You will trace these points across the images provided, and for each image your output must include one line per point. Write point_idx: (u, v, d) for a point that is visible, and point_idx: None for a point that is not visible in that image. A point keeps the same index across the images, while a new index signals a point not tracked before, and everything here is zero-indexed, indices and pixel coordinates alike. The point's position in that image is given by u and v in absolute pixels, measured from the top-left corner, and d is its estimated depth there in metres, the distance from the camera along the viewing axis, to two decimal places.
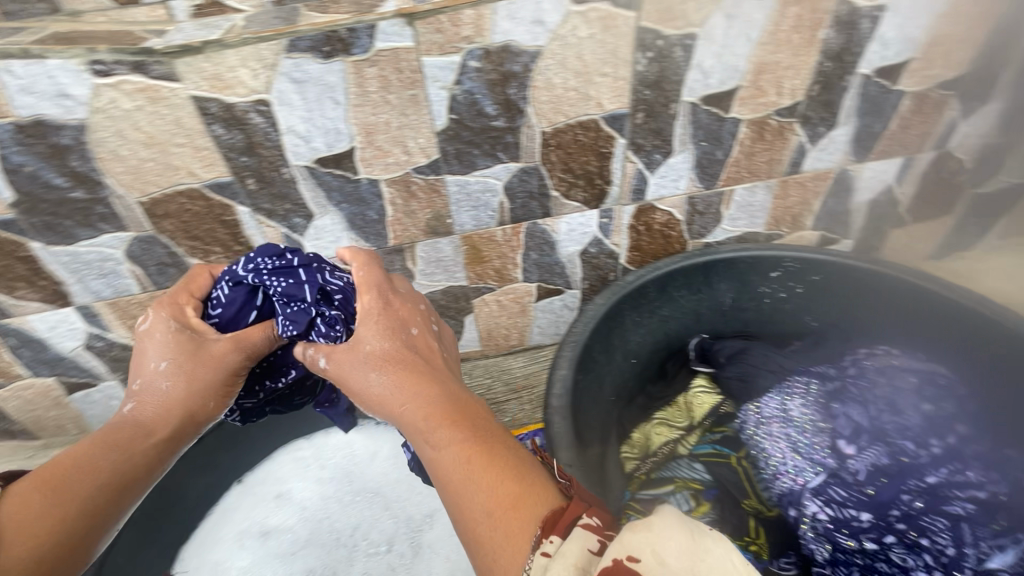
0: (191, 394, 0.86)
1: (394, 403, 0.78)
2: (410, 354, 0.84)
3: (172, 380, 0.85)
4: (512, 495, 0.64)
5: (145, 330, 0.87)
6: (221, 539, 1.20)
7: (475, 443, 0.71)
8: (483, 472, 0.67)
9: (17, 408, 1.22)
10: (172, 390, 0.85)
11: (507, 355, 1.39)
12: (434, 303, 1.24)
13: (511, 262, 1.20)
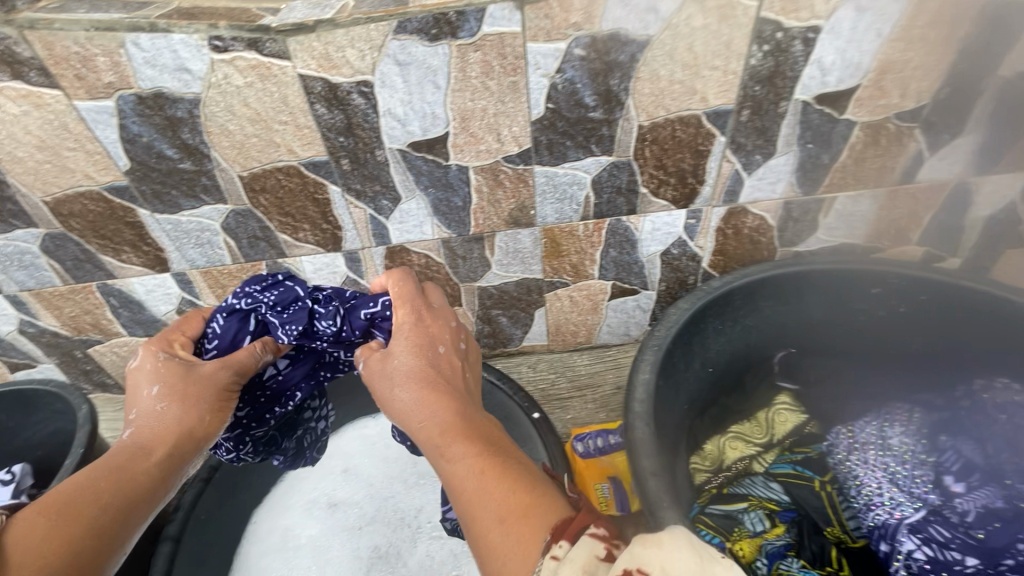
0: (185, 413, 0.85)
1: (413, 419, 0.79)
2: (438, 369, 0.83)
3: (163, 402, 0.84)
4: (525, 504, 0.67)
5: (138, 364, 0.88)
6: (289, 507, 1.18)
7: (486, 458, 0.73)
8: (495, 489, 0.69)
9: (111, 364, 1.30)
10: (164, 412, 0.84)
11: (573, 353, 1.36)
12: (507, 294, 1.23)
13: (589, 258, 1.17)
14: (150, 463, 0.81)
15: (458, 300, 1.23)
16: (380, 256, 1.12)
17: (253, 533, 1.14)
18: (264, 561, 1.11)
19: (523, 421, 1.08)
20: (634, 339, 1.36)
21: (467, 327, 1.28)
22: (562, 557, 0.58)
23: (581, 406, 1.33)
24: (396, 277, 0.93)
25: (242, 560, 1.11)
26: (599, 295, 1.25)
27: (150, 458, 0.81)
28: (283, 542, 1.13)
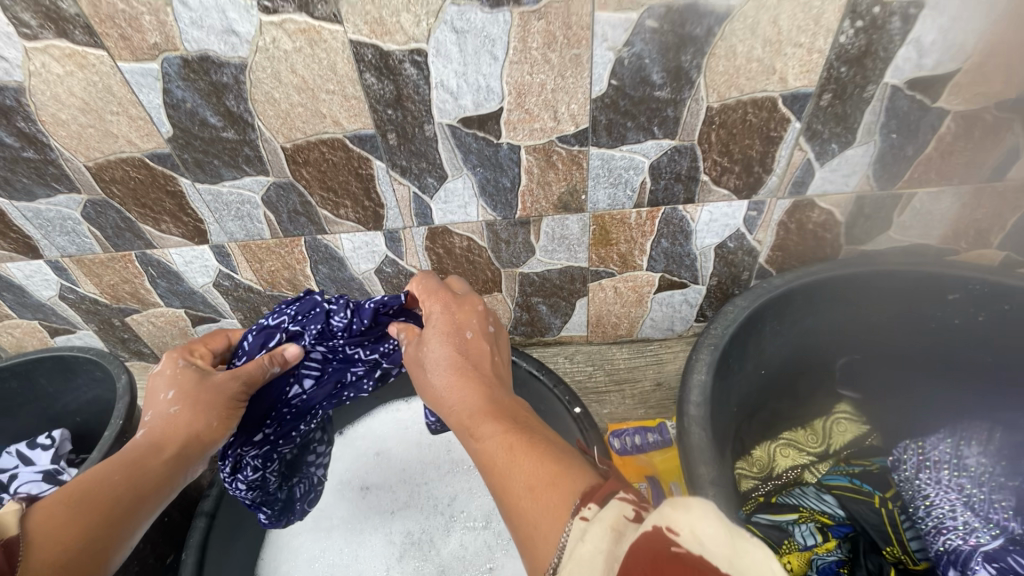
0: (198, 415, 0.82)
1: (443, 401, 0.75)
2: (469, 357, 0.79)
3: (176, 406, 0.81)
4: (554, 473, 0.61)
5: (159, 369, 0.86)
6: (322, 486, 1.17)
7: (513, 435, 0.67)
8: (523, 462, 0.63)
9: (148, 334, 1.30)
10: (178, 414, 0.81)
11: (613, 345, 1.31)
12: (549, 282, 1.18)
13: (639, 248, 1.10)
14: (161, 461, 0.78)
15: (498, 286, 1.18)
16: (421, 236, 1.08)
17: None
18: (296, 540, 1.11)
19: (563, 415, 1.04)
20: (678, 335, 1.29)
21: (505, 313, 1.24)
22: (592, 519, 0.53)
23: (619, 401, 1.28)
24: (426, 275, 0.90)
25: (274, 537, 1.11)
26: (645, 288, 1.19)
27: (162, 456, 0.79)
28: (315, 521, 1.13)
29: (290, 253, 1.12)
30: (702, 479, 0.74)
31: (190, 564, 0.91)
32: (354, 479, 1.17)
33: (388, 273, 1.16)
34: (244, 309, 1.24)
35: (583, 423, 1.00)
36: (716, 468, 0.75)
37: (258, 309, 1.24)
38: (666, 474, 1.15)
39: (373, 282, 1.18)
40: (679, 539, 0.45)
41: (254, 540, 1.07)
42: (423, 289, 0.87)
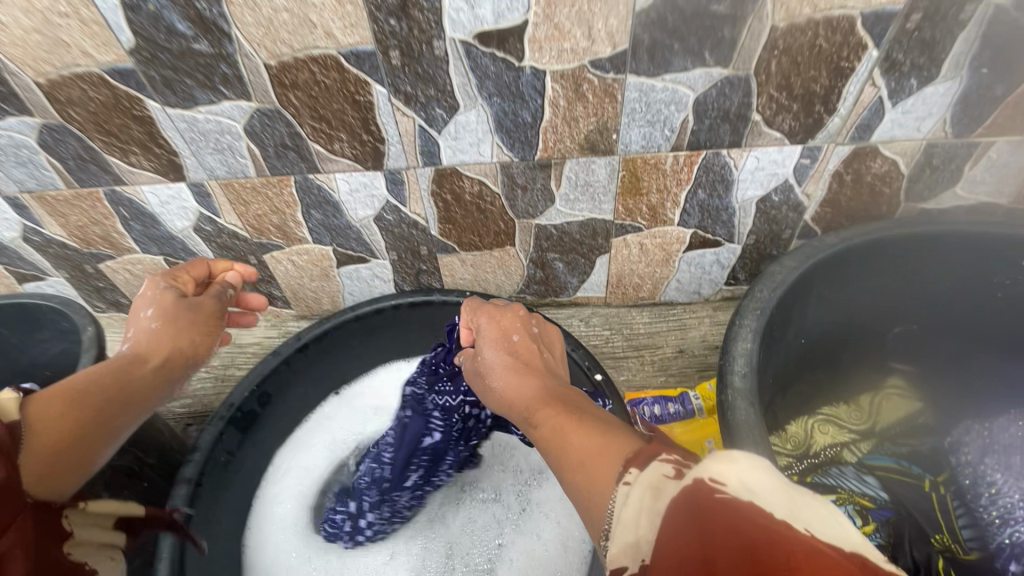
0: (180, 332, 0.80)
1: (496, 393, 0.74)
2: (524, 358, 0.76)
3: (158, 322, 0.79)
4: (599, 439, 0.57)
5: (144, 290, 0.83)
6: (317, 450, 1.08)
7: (559, 412, 0.64)
8: (573, 438, 0.59)
9: (125, 283, 1.18)
10: (158, 329, 0.78)
11: (632, 308, 1.21)
12: (568, 236, 1.06)
13: (672, 200, 0.98)
14: (150, 372, 0.76)
15: (511, 239, 1.06)
16: (426, 178, 0.95)
17: (274, 476, 1.05)
18: (288, 507, 1.03)
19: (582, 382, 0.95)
20: (704, 299, 1.19)
21: (518, 270, 1.13)
22: (633, 482, 0.50)
23: (638, 368, 1.17)
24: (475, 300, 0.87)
25: (263, 504, 1.03)
26: (674, 245, 1.07)
27: (151, 368, 0.76)
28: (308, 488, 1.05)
29: (278, 195, 0.99)
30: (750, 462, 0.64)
31: (172, 537, 0.83)
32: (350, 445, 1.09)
33: (389, 221, 1.04)
34: (229, 259, 1.12)
35: (605, 392, 0.90)
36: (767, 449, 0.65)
37: (244, 259, 1.12)
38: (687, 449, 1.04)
39: (372, 231, 1.06)
40: (724, 489, 0.43)
41: (241, 507, 0.99)
42: (472, 310, 0.85)
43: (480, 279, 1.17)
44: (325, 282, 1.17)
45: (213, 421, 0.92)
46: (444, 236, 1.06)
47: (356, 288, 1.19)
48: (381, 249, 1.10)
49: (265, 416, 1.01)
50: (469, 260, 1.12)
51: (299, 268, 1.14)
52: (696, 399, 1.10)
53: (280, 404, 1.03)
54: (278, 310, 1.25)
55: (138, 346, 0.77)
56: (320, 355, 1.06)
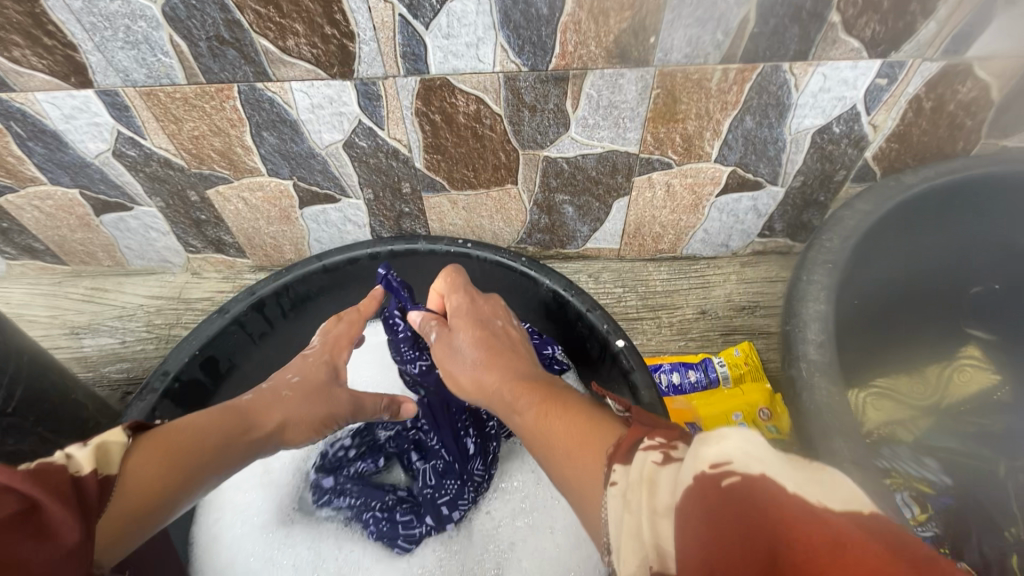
0: (305, 416, 0.64)
1: (462, 374, 0.60)
2: (503, 341, 0.62)
3: (290, 395, 0.64)
4: (583, 426, 0.43)
5: (304, 353, 0.71)
6: None
7: (536, 398, 0.50)
8: (551, 428, 0.45)
9: (36, 223, 0.96)
10: (287, 403, 0.63)
11: (648, 263, 1.06)
12: (582, 174, 0.87)
13: (712, 129, 0.80)
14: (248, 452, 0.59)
15: (513, 176, 0.88)
16: (409, 92, 0.75)
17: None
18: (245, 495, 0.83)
19: (600, 348, 0.79)
20: (731, 252, 1.04)
21: (520, 213, 0.95)
22: (621, 482, 0.35)
23: (654, 330, 1.01)
24: (452, 267, 0.71)
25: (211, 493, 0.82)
26: (707, 187, 0.89)
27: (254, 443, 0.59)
28: (269, 471, 0.85)
29: (218, 111, 0.77)
30: (836, 457, 0.49)
31: None
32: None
33: (363, 149, 0.84)
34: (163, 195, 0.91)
35: (630, 359, 0.75)
36: (858, 439, 0.50)
37: (182, 195, 0.90)
38: (711, 423, 0.91)
39: (342, 161, 0.85)
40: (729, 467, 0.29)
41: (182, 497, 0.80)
42: (448, 283, 0.68)
43: (474, 226, 0.98)
44: (286, 226, 0.97)
45: (144, 394, 0.73)
46: (431, 171, 0.87)
47: (325, 234, 0.99)
48: (354, 186, 0.90)
49: (214, 387, 0.82)
50: (461, 201, 0.93)
51: (252, 208, 0.93)
52: (722, 366, 0.95)
53: (233, 371, 0.84)
54: (230, 259, 1.05)
55: (257, 409, 0.61)
56: (282, 314, 0.87)
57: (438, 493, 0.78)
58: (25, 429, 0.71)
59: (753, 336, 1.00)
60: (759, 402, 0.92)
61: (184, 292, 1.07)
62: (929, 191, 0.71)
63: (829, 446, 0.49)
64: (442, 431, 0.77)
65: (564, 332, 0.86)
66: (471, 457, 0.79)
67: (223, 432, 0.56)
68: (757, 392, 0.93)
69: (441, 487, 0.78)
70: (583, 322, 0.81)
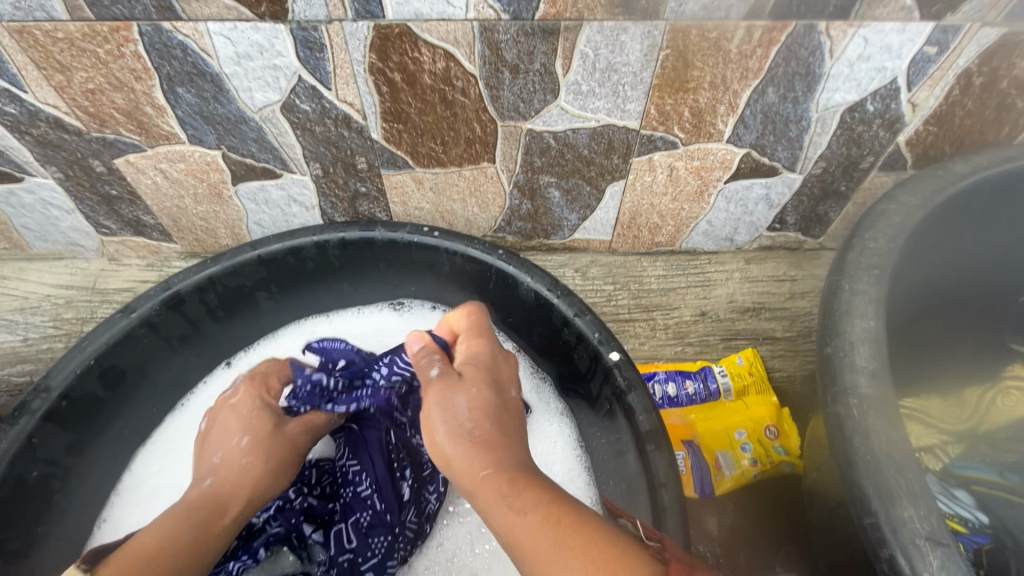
0: (276, 472, 0.57)
1: (445, 428, 0.46)
2: (509, 410, 0.48)
3: (251, 458, 0.56)
4: (604, 553, 0.36)
5: (232, 404, 0.62)
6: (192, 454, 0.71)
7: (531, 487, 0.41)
8: (562, 539, 0.37)
9: None
10: (253, 469, 0.56)
11: (643, 257, 0.94)
12: (572, 152, 0.74)
13: (728, 103, 0.67)
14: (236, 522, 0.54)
15: (489, 152, 0.74)
16: (361, 42, 0.60)
17: (127, 488, 0.68)
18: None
19: (591, 361, 0.67)
20: (735, 247, 0.93)
21: (498, 197, 0.81)
22: None
23: (648, 335, 0.90)
24: (476, 310, 0.59)
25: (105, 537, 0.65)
26: (715, 172, 0.77)
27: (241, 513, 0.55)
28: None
29: (115, 57, 0.61)
30: (909, 530, 0.40)
31: None
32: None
33: (306, 114, 0.68)
34: (59, 165, 0.74)
35: (626, 375, 0.63)
36: (928, 502, 0.41)
37: (83, 164, 0.74)
38: (708, 441, 0.80)
39: (281, 128, 0.70)
40: None
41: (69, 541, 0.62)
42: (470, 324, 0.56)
43: (443, 211, 0.84)
44: (218, 206, 0.81)
45: (17, 417, 0.58)
46: (391, 143, 0.72)
47: (266, 217, 0.84)
48: (298, 160, 0.74)
49: (118, 402, 0.67)
50: (427, 181, 0.78)
51: (174, 182, 0.77)
52: (723, 376, 0.85)
53: (145, 383, 0.69)
54: (154, 244, 0.89)
55: (222, 485, 0.55)
56: (207, 314, 0.72)
57: (360, 558, 0.61)
58: None
59: (756, 342, 0.90)
60: (764, 419, 0.81)
61: (99, 281, 0.90)
62: (985, 182, 0.60)
63: (896, 514, 0.40)
64: (373, 465, 0.64)
65: (546, 340, 0.73)
66: (405, 504, 0.64)
67: (194, 526, 0.50)
68: (763, 407, 0.82)
69: (365, 548, 0.61)
70: (570, 329, 0.69)
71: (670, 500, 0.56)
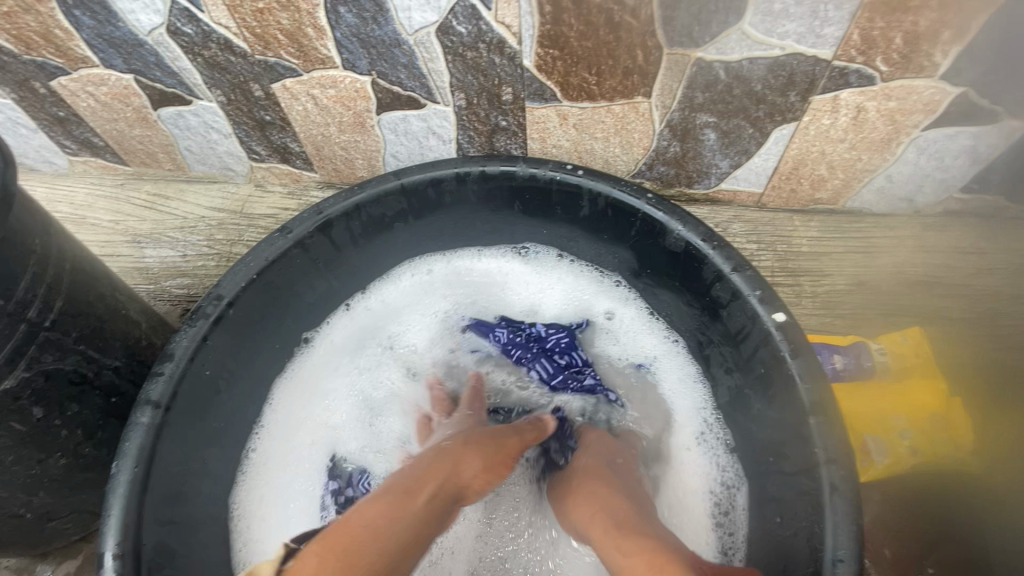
0: (489, 452, 0.62)
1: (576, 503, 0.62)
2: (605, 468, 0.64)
3: (454, 444, 0.62)
4: None
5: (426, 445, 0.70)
6: (311, 387, 0.76)
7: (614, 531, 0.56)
8: None
9: (93, 114, 0.86)
10: (451, 450, 0.61)
11: (796, 215, 0.83)
12: (742, 86, 0.65)
13: (956, 27, 0.56)
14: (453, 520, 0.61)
15: (647, 84, 0.67)
16: None
17: (266, 421, 0.73)
18: (291, 471, 0.72)
19: (746, 319, 0.62)
20: (912, 210, 0.80)
21: (645, 136, 0.75)
22: None
23: (792, 302, 0.81)
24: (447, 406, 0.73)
25: (251, 464, 0.71)
26: (914, 116, 0.66)
27: (427, 474, 0.58)
28: (314, 445, 0.74)
29: None
30: None
31: (125, 481, 0.55)
32: (364, 386, 0.77)
33: (460, 38, 0.65)
34: (223, 88, 0.77)
35: (791, 337, 0.58)
36: None
37: (244, 88, 0.77)
38: (856, 424, 0.72)
39: (432, 53, 0.67)
40: None
41: (229, 443, 0.69)
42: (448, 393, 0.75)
43: (582, 150, 0.79)
44: (359, 135, 0.82)
45: (195, 319, 0.62)
46: (543, 72, 0.68)
47: (403, 149, 0.83)
48: (444, 89, 0.72)
49: (274, 316, 0.71)
50: (572, 116, 0.74)
51: (323, 109, 0.78)
52: (881, 354, 0.75)
53: (295, 302, 0.73)
54: (297, 172, 0.92)
55: (420, 468, 0.59)
56: (348, 242, 0.74)
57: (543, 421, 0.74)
58: (65, 347, 0.59)
59: (922, 321, 0.79)
60: (929, 407, 0.72)
61: (247, 206, 0.96)
62: None
63: None
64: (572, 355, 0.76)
65: (689, 294, 0.69)
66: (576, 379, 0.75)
67: (392, 506, 0.54)
68: (928, 394, 0.72)
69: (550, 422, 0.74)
70: (722, 286, 0.63)
71: (841, 477, 0.52)
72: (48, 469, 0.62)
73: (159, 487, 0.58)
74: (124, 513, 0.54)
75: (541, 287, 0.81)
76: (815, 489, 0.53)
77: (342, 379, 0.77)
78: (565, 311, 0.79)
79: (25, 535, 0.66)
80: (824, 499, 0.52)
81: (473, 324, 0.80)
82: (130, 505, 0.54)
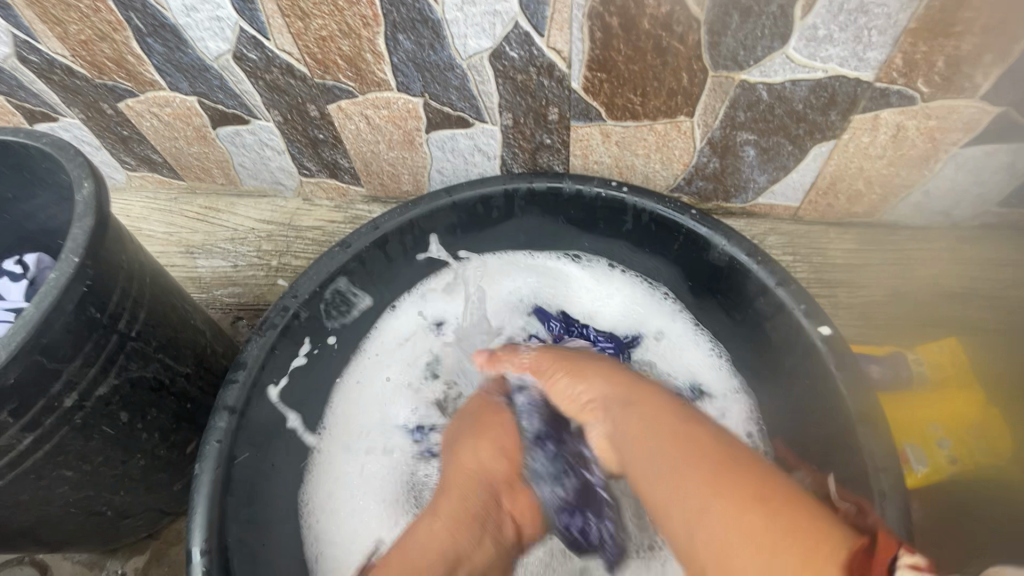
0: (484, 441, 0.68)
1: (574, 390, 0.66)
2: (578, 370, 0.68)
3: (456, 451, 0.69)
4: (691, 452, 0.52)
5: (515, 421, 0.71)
6: (369, 387, 0.79)
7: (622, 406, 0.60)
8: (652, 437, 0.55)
9: (155, 132, 0.90)
10: (455, 457, 0.68)
11: (831, 228, 0.85)
12: (784, 105, 0.68)
13: (998, 51, 0.57)
14: (511, 511, 0.65)
15: (691, 104, 0.70)
16: None
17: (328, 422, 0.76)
18: (355, 468, 0.75)
19: (791, 330, 0.64)
20: (949, 224, 0.81)
21: (686, 152, 0.77)
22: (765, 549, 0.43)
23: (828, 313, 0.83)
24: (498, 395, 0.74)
25: (319, 461, 0.74)
26: (953, 134, 0.67)
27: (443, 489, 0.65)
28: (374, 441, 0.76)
29: (351, 5, 0.64)
30: None
31: (207, 481, 0.59)
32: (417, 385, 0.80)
33: (512, 62, 0.68)
34: (281, 109, 0.81)
35: (837, 350, 0.60)
36: None
37: (301, 109, 0.81)
38: (897, 431, 0.74)
39: (484, 76, 0.71)
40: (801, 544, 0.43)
41: (294, 447, 0.72)
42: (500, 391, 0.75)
43: (623, 165, 0.82)
44: (408, 152, 0.85)
45: (264, 329, 0.66)
46: (589, 93, 0.71)
47: (448, 165, 0.87)
48: (492, 109, 0.75)
49: (334, 325, 0.75)
50: (615, 134, 0.76)
51: (374, 128, 0.82)
52: (917, 362, 0.77)
53: (351, 311, 0.77)
54: (344, 186, 0.96)
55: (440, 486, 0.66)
56: (403, 253, 0.77)
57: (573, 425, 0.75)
58: (147, 355, 0.64)
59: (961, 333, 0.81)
60: (964, 416, 0.73)
61: (295, 218, 1.00)
62: None
63: None
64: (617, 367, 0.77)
65: (733, 305, 0.72)
66: None
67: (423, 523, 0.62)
68: (965, 405, 0.74)
69: None
70: (767, 299, 0.66)
71: (890, 486, 0.54)
72: (130, 469, 0.66)
73: (237, 488, 0.62)
74: (208, 511, 0.58)
75: (588, 293, 0.83)
76: (864, 498, 0.56)
77: (397, 378, 0.80)
78: (613, 316, 0.81)
79: (102, 533, 0.70)
80: (873, 508, 0.54)
81: (536, 307, 0.83)
82: (213, 503, 0.58)
